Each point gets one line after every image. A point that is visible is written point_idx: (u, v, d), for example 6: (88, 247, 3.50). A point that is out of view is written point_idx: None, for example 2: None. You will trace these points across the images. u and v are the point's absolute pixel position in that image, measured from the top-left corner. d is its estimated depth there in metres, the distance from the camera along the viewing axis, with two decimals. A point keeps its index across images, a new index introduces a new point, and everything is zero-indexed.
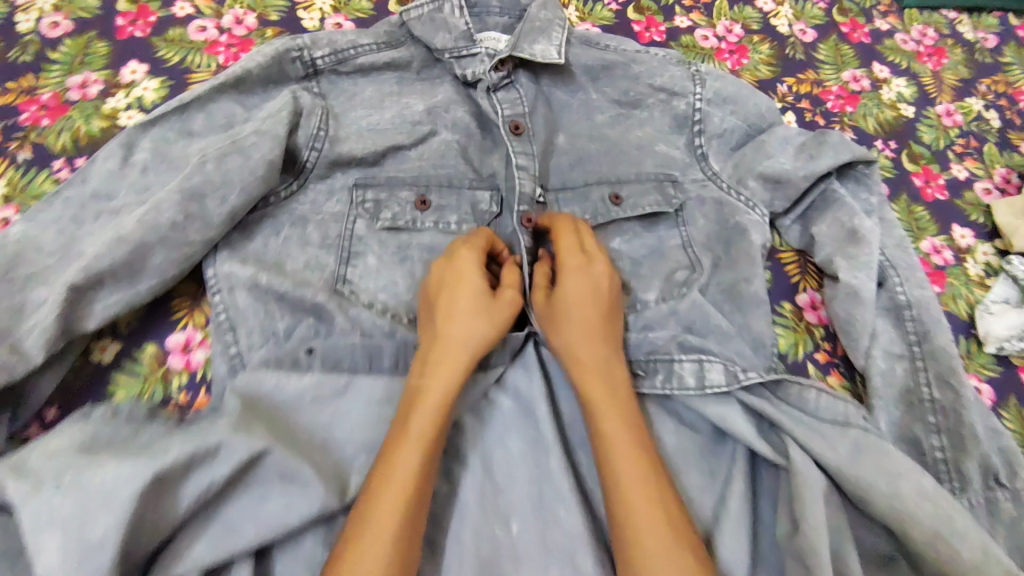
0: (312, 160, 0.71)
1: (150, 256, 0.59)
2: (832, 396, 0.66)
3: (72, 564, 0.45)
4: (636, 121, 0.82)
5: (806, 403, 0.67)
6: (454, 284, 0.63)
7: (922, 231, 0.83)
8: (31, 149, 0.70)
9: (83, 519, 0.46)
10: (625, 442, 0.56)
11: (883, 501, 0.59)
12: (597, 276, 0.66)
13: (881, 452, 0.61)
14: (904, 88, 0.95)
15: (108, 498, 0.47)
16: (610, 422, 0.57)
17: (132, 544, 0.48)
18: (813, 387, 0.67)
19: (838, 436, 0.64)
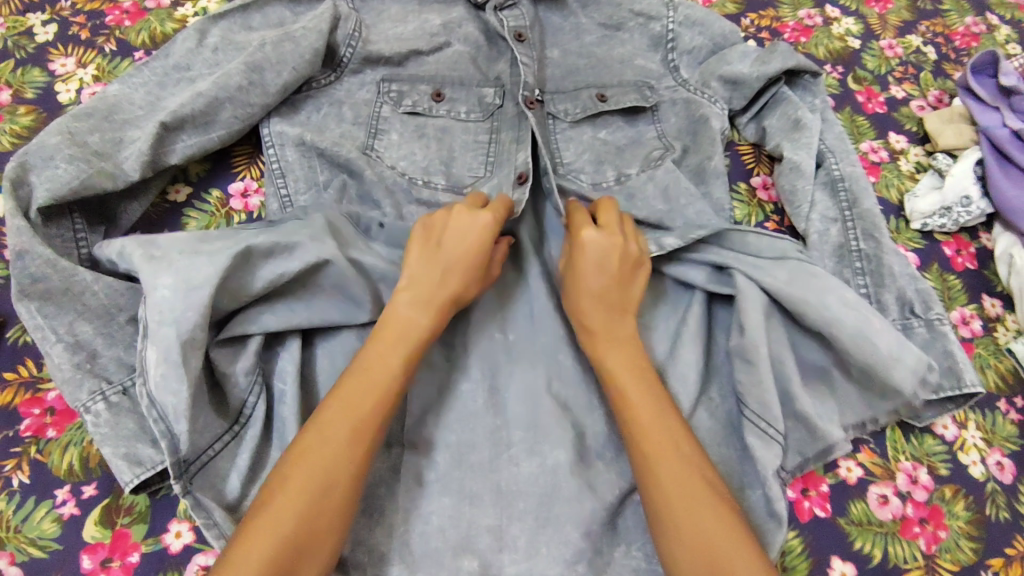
0: (348, 56, 0.86)
1: (221, 110, 0.75)
2: (770, 236, 0.77)
3: (181, 295, 0.59)
4: (619, 40, 0.96)
5: (748, 246, 0.77)
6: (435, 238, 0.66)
7: (861, 135, 0.98)
8: (116, 44, 0.85)
9: (192, 266, 0.60)
10: (639, 401, 0.61)
11: (816, 312, 0.70)
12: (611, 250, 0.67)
13: (811, 274, 0.72)
14: (853, 26, 1.10)
15: (212, 256, 0.61)
16: (627, 386, 0.62)
17: (221, 298, 0.62)
18: (752, 231, 0.78)
19: (776, 266, 0.74)
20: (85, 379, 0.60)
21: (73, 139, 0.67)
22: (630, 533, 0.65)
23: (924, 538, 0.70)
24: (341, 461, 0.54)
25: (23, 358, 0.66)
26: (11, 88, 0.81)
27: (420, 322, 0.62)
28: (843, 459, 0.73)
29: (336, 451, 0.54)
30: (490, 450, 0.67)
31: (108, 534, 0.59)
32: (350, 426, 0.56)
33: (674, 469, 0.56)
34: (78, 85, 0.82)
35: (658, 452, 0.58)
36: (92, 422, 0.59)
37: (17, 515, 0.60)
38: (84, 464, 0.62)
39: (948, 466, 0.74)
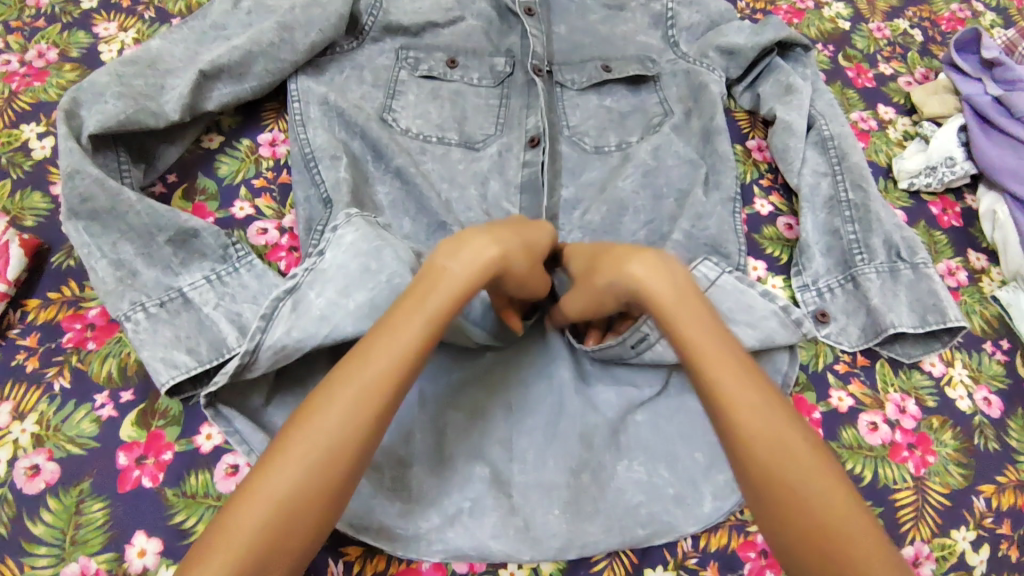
0: (370, 24, 0.92)
1: (253, 63, 0.81)
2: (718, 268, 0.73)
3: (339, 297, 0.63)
4: (623, 19, 1.02)
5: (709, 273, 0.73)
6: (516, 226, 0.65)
7: (851, 106, 1.03)
8: (155, 11, 0.92)
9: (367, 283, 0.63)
10: (718, 360, 0.53)
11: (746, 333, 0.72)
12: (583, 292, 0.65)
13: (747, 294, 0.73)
14: (843, 9, 1.16)
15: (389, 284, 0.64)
16: (704, 346, 0.54)
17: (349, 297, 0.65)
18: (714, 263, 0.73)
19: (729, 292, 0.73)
20: (126, 291, 0.66)
21: (121, 81, 0.73)
22: (632, 449, 0.68)
23: (913, 462, 0.73)
24: (348, 428, 0.50)
25: (67, 279, 0.71)
26: (58, 47, 0.88)
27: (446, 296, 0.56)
28: (834, 390, 0.76)
29: (330, 417, 0.50)
30: (500, 372, 0.71)
31: (143, 434, 0.64)
32: (348, 390, 0.51)
33: (763, 433, 0.50)
34: (120, 46, 0.89)
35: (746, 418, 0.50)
36: (133, 328, 0.64)
37: (57, 415, 0.64)
38: (123, 371, 0.67)
39: (936, 399, 0.78)
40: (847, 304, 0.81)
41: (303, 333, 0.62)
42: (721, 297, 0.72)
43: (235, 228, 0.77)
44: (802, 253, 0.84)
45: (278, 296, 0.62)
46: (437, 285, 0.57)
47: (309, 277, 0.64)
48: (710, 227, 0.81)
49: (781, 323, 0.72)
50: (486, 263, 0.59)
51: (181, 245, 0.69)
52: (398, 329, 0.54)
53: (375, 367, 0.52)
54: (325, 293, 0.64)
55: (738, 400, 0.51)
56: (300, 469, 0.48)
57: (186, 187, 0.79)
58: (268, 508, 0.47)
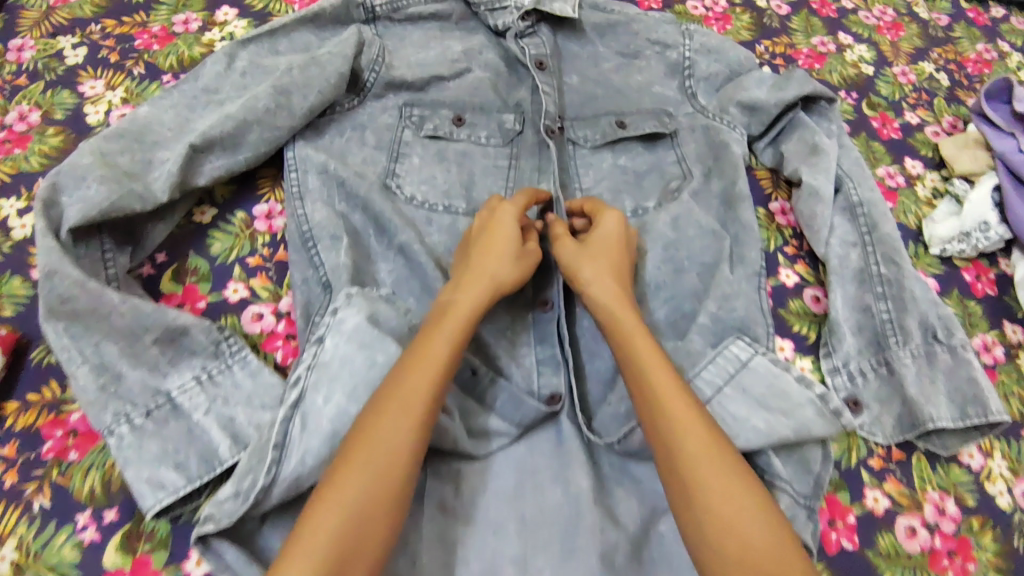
0: (372, 80, 0.87)
1: (248, 132, 0.75)
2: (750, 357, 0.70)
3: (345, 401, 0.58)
4: (637, 67, 0.96)
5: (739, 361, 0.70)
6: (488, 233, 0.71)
7: (877, 161, 0.98)
8: (144, 67, 0.87)
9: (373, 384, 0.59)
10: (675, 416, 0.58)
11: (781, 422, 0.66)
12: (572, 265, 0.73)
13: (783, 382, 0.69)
14: (865, 53, 1.11)
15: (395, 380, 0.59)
16: (666, 404, 0.58)
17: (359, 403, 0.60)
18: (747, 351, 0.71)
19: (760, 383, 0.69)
20: (109, 402, 0.61)
21: (105, 160, 0.68)
22: (655, 566, 0.64)
23: (953, 572, 0.69)
24: (386, 471, 0.52)
25: (49, 378, 0.67)
26: (41, 109, 0.82)
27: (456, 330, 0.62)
28: (869, 489, 0.72)
29: (368, 463, 0.52)
30: (514, 479, 0.67)
31: (128, 561, 0.59)
32: (380, 437, 0.53)
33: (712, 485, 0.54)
34: (107, 107, 0.83)
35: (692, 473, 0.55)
36: (116, 444, 0.60)
37: (37, 539, 0.59)
38: (106, 488, 0.62)
39: (976, 497, 0.73)
40: (881, 390, 0.77)
41: (317, 458, 0.56)
42: (752, 382, 0.69)
43: (229, 314, 0.72)
44: (832, 332, 0.80)
45: (284, 417, 0.57)
46: (468, 289, 0.66)
47: (313, 377, 0.60)
48: (737, 309, 0.76)
49: (819, 412, 0.67)
50: (513, 274, 0.68)
51: (169, 345, 0.64)
52: (429, 349, 0.59)
53: (418, 383, 0.56)
54: (334, 399, 0.58)
55: (683, 430, 0.57)
56: (366, 480, 0.51)
57: (176, 267, 0.74)
58: (339, 519, 0.49)
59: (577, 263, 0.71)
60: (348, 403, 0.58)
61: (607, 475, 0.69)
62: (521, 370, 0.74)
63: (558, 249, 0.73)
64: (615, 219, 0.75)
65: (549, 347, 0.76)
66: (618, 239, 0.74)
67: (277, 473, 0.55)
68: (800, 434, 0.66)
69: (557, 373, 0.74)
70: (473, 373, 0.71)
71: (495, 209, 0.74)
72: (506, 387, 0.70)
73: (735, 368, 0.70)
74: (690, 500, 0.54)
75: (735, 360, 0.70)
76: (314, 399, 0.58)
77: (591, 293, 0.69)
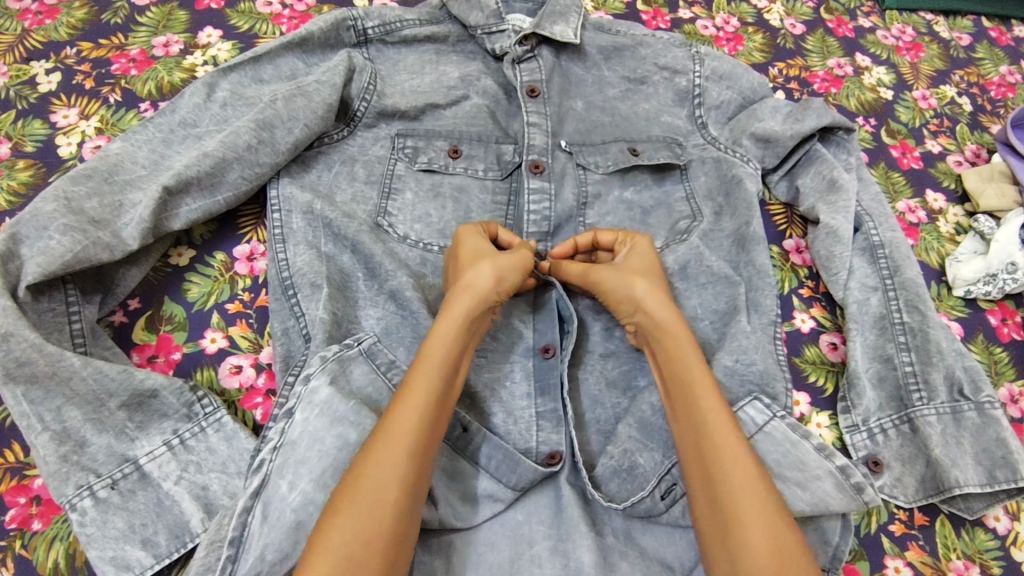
0: (362, 110, 0.82)
1: (228, 170, 0.71)
2: (771, 418, 0.66)
3: (312, 487, 0.55)
4: (643, 94, 0.90)
5: (755, 423, 0.66)
6: (458, 258, 0.68)
7: (898, 193, 0.93)
8: (121, 94, 0.82)
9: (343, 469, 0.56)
10: (719, 425, 0.55)
11: (798, 496, 0.61)
12: (625, 285, 0.67)
13: (800, 447, 0.64)
14: (884, 75, 1.06)
15: None
16: (708, 412, 0.56)
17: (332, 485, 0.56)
18: (771, 413, 0.66)
19: (771, 446, 0.65)
20: (71, 473, 0.56)
21: (69, 206, 0.64)
22: None
23: None
24: (375, 524, 0.47)
25: (11, 442, 0.61)
26: (10, 141, 0.77)
27: (440, 358, 0.58)
28: (890, 558, 0.67)
29: (353, 518, 0.47)
30: (510, 550, 0.62)
31: None
32: (368, 486, 0.49)
33: (739, 493, 0.51)
34: (80, 138, 0.79)
35: (732, 478, 0.52)
36: (77, 521, 0.55)
37: None
38: (70, 563, 0.58)
39: (1003, 565, 0.68)
40: (902, 449, 0.72)
41: (278, 553, 0.53)
42: (768, 448, 0.64)
43: (204, 366, 0.67)
44: (851, 386, 0.74)
45: (243, 508, 0.54)
46: (457, 305, 0.62)
47: (278, 460, 0.56)
48: (756, 362, 0.71)
49: (838, 486, 0.62)
50: (492, 273, 0.64)
51: (137, 408, 0.60)
52: (415, 376, 0.56)
53: (406, 414, 0.53)
54: (299, 485, 0.55)
55: (723, 450, 0.54)
56: (358, 523, 0.47)
57: (150, 314, 0.69)
58: (332, 563, 0.45)
59: (628, 279, 0.67)
60: (315, 490, 0.55)
61: (611, 545, 0.63)
62: (518, 425, 0.69)
63: (600, 275, 0.69)
64: (647, 244, 0.73)
65: (551, 401, 0.70)
66: (654, 261, 0.71)
67: (232, 573, 0.52)
68: (817, 508, 0.61)
69: (558, 431, 0.68)
70: (464, 430, 0.65)
71: (454, 237, 0.70)
72: (499, 446, 0.64)
73: (751, 432, 0.66)
74: (725, 519, 0.51)
75: (751, 422, 0.66)
76: (278, 485, 0.55)
77: (646, 309, 0.65)
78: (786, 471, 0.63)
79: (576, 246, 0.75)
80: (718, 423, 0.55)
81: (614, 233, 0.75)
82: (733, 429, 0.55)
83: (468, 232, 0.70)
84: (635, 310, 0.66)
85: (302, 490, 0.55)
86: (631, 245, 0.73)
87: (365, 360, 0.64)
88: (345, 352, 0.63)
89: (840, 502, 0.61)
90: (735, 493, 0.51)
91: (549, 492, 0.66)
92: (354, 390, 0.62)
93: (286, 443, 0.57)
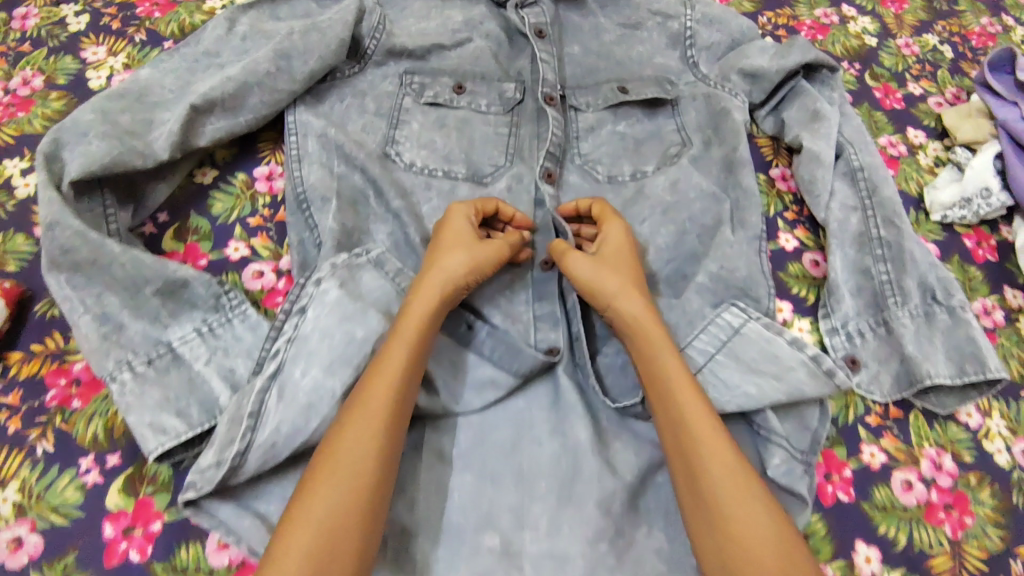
0: (372, 48, 0.87)
1: (250, 94, 0.76)
2: (746, 320, 0.72)
3: (322, 373, 0.61)
4: (638, 39, 0.96)
5: (732, 327, 0.72)
6: (442, 230, 0.71)
7: (879, 130, 0.98)
8: (146, 34, 0.88)
9: (345, 359, 0.61)
10: (690, 403, 0.59)
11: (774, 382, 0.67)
12: (599, 277, 0.68)
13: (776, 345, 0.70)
14: (869, 24, 1.11)
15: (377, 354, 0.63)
16: (679, 391, 0.60)
17: (343, 374, 0.61)
18: (747, 318, 0.72)
19: (749, 344, 0.70)
20: (111, 349, 0.62)
21: (105, 117, 0.69)
22: (651, 515, 0.65)
23: (949, 525, 0.69)
24: (353, 496, 0.51)
25: (50, 331, 0.67)
26: (44, 74, 0.83)
27: (414, 338, 0.60)
28: (866, 444, 0.73)
29: (332, 489, 0.51)
30: (512, 431, 0.68)
31: (129, 502, 0.60)
32: (346, 459, 0.53)
33: (711, 469, 0.55)
34: (109, 72, 0.84)
35: (707, 454, 0.56)
36: (118, 390, 0.61)
37: (42, 481, 0.61)
38: (108, 434, 0.63)
39: (974, 453, 0.73)
40: (879, 350, 0.77)
41: (292, 427, 0.59)
42: (745, 347, 0.70)
43: (228, 271, 0.73)
44: (831, 294, 0.79)
45: (262, 387, 0.60)
46: (426, 288, 0.64)
47: (292, 350, 0.62)
48: (740, 268, 0.77)
49: (811, 374, 0.67)
50: (463, 258, 0.67)
51: (170, 296, 0.65)
52: (388, 354, 0.59)
53: (378, 389, 0.57)
54: (311, 371, 0.61)
55: (694, 428, 0.58)
56: (335, 494, 0.51)
57: (177, 226, 0.75)
58: (307, 540, 0.49)
59: (602, 275, 0.68)
60: (325, 377, 0.60)
61: (605, 428, 0.69)
62: (519, 325, 0.74)
63: (575, 260, 0.70)
64: (620, 228, 0.74)
65: (548, 305, 0.75)
66: (629, 246, 0.73)
67: (251, 441, 0.58)
68: (794, 390, 0.67)
69: (555, 328, 0.73)
70: (468, 327, 0.71)
71: (445, 215, 0.73)
72: (502, 338, 0.70)
73: (727, 335, 0.71)
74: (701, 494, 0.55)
75: (727, 327, 0.72)
76: (292, 371, 0.61)
77: (617, 302, 0.66)
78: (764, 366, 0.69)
79: (578, 208, 0.78)
80: (688, 404, 0.59)
81: (598, 209, 0.76)
82: (702, 409, 0.59)
83: (460, 206, 0.73)
84: (608, 305, 0.67)
85: (314, 377, 0.60)
86: (607, 229, 0.74)
87: (374, 268, 0.70)
88: (353, 259, 0.69)
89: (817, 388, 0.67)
90: (711, 474, 0.55)
91: (548, 382, 0.72)
92: (363, 292, 0.67)
93: (298, 337, 0.62)
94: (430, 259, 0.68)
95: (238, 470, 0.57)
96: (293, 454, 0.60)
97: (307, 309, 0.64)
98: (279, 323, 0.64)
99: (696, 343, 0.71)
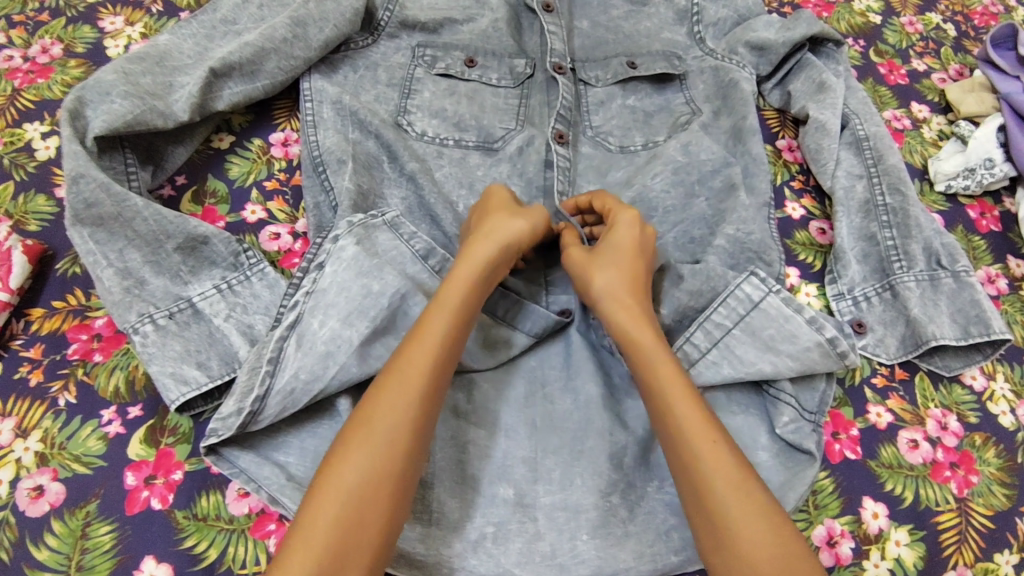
0: (385, 19, 0.88)
1: (267, 60, 0.77)
2: (769, 294, 0.70)
3: (339, 323, 0.62)
4: (646, 14, 0.96)
5: (752, 300, 0.70)
6: (485, 205, 0.70)
7: (884, 104, 0.99)
8: (163, 5, 0.89)
9: (361, 312, 0.63)
10: (672, 380, 0.58)
11: (782, 344, 0.69)
12: (585, 277, 0.67)
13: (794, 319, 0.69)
14: (873, 3, 1.12)
15: (395, 308, 0.65)
16: (661, 367, 0.59)
17: (359, 326, 0.62)
18: (770, 292, 0.70)
19: (765, 320, 0.70)
20: (133, 303, 0.63)
21: (128, 78, 0.71)
22: (662, 470, 0.66)
23: (955, 482, 0.70)
24: (380, 460, 0.50)
25: (72, 288, 0.69)
26: (63, 43, 0.84)
27: (457, 305, 0.59)
28: (873, 405, 0.73)
29: (361, 456, 0.50)
30: (525, 388, 0.69)
31: (151, 452, 0.61)
32: (378, 425, 0.52)
33: (696, 446, 0.54)
34: (126, 41, 0.85)
35: (690, 429, 0.55)
36: (140, 342, 0.62)
37: (64, 432, 0.62)
38: (130, 387, 0.64)
39: (978, 415, 0.75)
40: (885, 313, 0.78)
41: (310, 374, 0.60)
42: (761, 324, 0.70)
43: (246, 233, 0.74)
44: (837, 260, 0.81)
45: (281, 335, 0.61)
46: (479, 251, 0.64)
47: (310, 302, 0.63)
48: (755, 233, 0.78)
49: (823, 354, 0.68)
50: (519, 228, 0.66)
51: (190, 253, 0.67)
52: (429, 325, 0.58)
53: (418, 358, 0.55)
54: (328, 323, 0.62)
55: (676, 405, 0.56)
56: (366, 462, 0.50)
57: (195, 189, 0.76)
58: (338, 505, 0.48)
59: (588, 272, 0.67)
60: (343, 327, 0.62)
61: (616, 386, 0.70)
62: (531, 287, 0.75)
63: (568, 259, 0.70)
64: (627, 220, 0.69)
65: (561, 268, 0.77)
66: (635, 239, 0.68)
67: (270, 388, 0.59)
68: (802, 349, 0.68)
69: (568, 292, 0.75)
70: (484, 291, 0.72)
71: (487, 194, 0.72)
72: (516, 300, 0.71)
73: (745, 310, 0.70)
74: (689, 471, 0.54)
75: (746, 301, 0.70)
76: (310, 322, 0.62)
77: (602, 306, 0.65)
78: (779, 343, 0.69)
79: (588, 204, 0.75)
80: (669, 383, 0.58)
81: (606, 202, 0.73)
82: (683, 386, 0.57)
83: (500, 188, 0.72)
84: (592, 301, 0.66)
85: (331, 328, 0.62)
86: (613, 221, 0.70)
87: (390, 231, 0.69)
88: (371, 220, 0.69)
89: (826, 353, 0.68)
90: (696, 450, 0.54)
91: (561, 342, 0.73)
92: (379, 252, 0.67)
93: (315, 291, 0.63)
94: (477, 228, 0.67)
95: (257, 416, 0.59)
96: (311, 403, 0.62)
97: (325, 266, 0.65)
98: (297, 280, 0.66)
99: (714, 317, 0.70)
